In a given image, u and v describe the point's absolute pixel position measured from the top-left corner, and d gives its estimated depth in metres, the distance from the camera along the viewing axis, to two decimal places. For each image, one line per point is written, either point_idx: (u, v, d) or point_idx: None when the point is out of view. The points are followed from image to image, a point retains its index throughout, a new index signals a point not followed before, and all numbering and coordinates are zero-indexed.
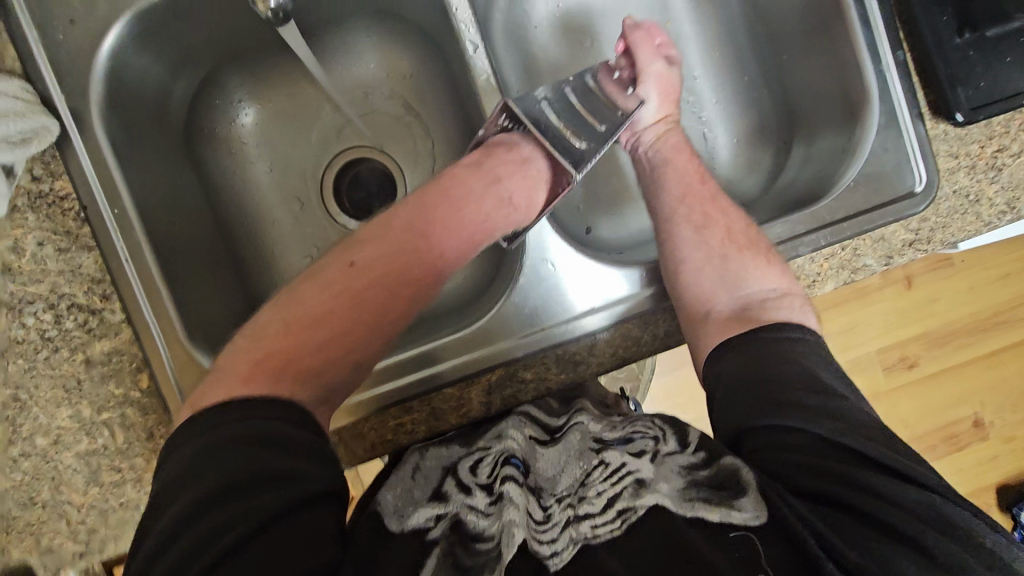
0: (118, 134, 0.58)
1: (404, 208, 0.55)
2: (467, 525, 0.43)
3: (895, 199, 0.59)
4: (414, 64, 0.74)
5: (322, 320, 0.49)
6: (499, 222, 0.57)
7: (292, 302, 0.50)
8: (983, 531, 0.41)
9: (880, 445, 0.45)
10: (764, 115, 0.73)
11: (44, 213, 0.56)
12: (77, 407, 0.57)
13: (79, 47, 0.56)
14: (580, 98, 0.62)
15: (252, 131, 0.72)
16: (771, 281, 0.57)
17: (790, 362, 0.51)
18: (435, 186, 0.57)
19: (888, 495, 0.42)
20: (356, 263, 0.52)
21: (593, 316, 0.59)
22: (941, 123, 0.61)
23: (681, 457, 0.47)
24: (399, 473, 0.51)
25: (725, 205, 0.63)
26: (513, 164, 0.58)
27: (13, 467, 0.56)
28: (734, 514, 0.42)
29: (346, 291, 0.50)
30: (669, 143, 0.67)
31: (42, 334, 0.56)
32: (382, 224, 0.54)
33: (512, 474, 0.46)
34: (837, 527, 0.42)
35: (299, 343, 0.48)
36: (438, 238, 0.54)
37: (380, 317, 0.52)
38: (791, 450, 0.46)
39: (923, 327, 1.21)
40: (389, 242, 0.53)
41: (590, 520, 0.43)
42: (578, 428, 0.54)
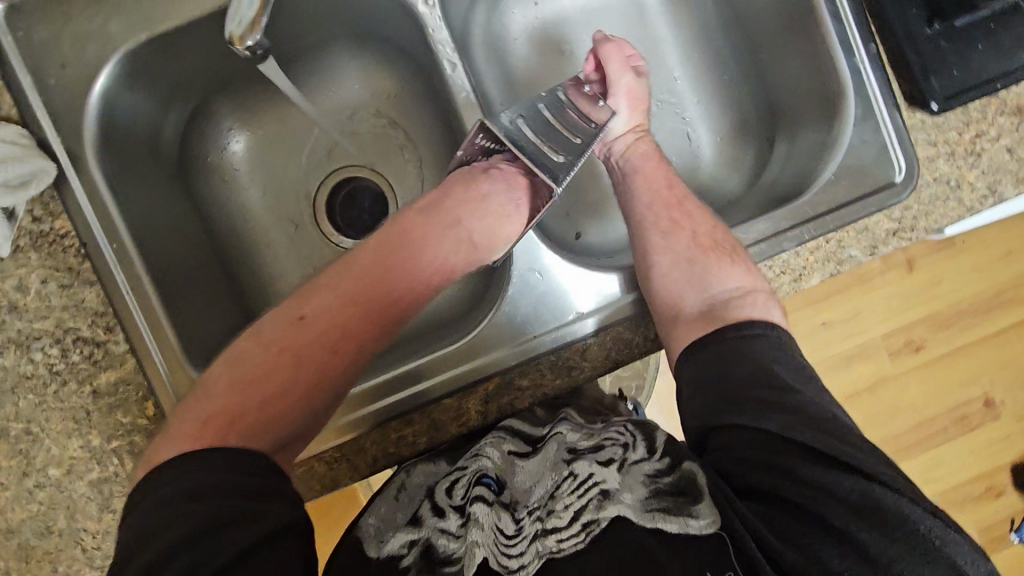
0: (113, 170, 0.60)
1: (359, 256, 0.56)
2: (438, 548, 0.49)
3: (875, 189, 0.60)
4: (398, 84, 0.75)
5: (268, 376, 0.50)
6: (458, 262, 0.59)
7: (236, 358, 0.51)
8: (924, 519, 0.44)
9: (827, 437, 0.48)
10: (744, 112, 0.74)
11: (46, 251, 0.58)
12: (87, 437, 0.58)
13: (72, 89, 0.58)
14: (553, 112, 0.63)
15: (243, 157, 0.74)
16: (734, 279, 0.58)
17: (743, 360, 0.53)
18: (392, 230, 0.58)
19: (826, 489, 0.45)
20: (304, 317, 0.52)
21: (583, 321, 0.60)
22: (918, 112, 0.61)
23: (648, 464, 0.50)
24: (386, 492, 0.58)
25: (692, 209, 0.64)
26: (473, 202, 0.60)
27: (29, 498, 0.58)
28: (690, 523, 0.45)
29: (291, 347, 0.51)
30: (638, 152, 0.68)
31: (50, 368, 0.58)
32: (337, 274, 0.54)
33: (481, 495, 0.52)
34: (774, 525, 0.46)
35: (243, 401, 0.49)
36: (388, 290, 0.55)
37: (326, 373, 0.52)
38: (743, 446, 0.49)
39: (926, 310, 1.20)
40: (336, 295, 0.53)
41: (556, 535, 0.47)
42: (558, 436, 0.57)
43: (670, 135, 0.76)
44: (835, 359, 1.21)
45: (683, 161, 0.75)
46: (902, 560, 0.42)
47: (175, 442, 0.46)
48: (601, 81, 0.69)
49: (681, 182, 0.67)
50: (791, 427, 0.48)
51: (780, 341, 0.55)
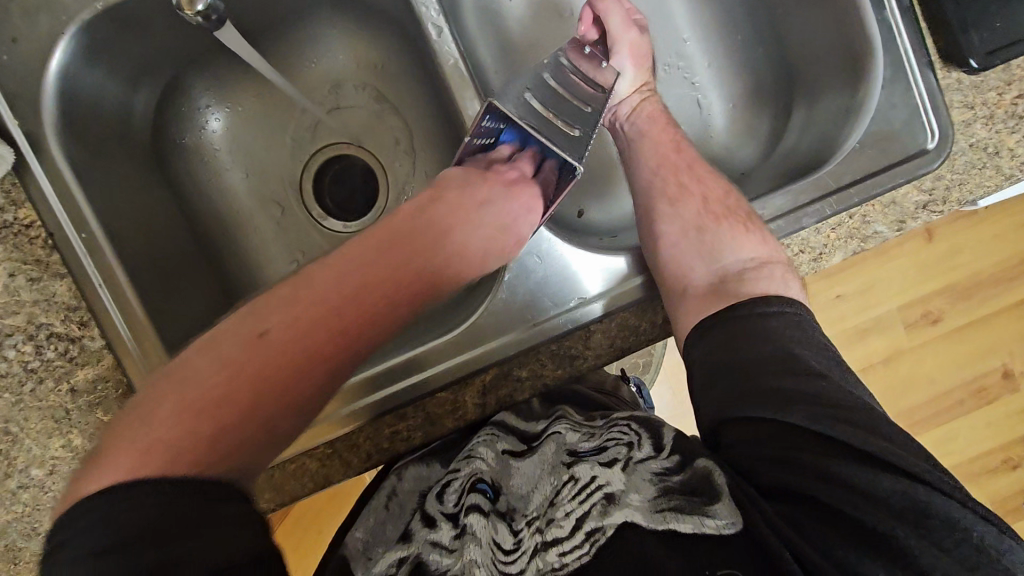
0: (77, 153, 0.56)
1: (333, 264, 0.46)
2: (430, 565, 0.46)
3: (905, 158, 0.55)
4: (384, 53, 0.70)
5: (224, 402, 0.39)
6: (452, 269, 0.50)
7: (180, 378, 0.40)
8: (975, 524, 0.39)
9: (860, 431, 0.43)
10: (759, 75, 0.68)
11: (11, 243, 0.54)
12: (68, 436, 0.55)
13: (28, 68, 0.54)
14: (559, 82, 0.57)
15: (222, 137, 0.69)
16: (748, 250, 0.54)
17: (766, 339, 0.49)
18: (379, 230, 0.48)
19: (863, 490, 0.41)
20: (265, 334, 0.41)
21: (588, 306, 0.56)
22: (953, 71, 0.56)
23: (655, 462, 0.48)
24: (376, 498, 0.57)
25: (703, 173, 0.60)
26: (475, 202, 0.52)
27: (12, 500, 0.55)
28: (706, 522, 0.42)
29: (247, 369, 0.40)
30: (645, 113, 0.64)
31: (25, 366, 0.55)
32: (307, 281, 0.44)
33: (475, 505, 0.50)
34: (801, 528, 0.41)
35: (193, 432, 0.38)
36: (374, 296, 0.45)
37: (292, 400, 0.41)
38: (758, 443, 0.45)
39: (946, 280, 1.15)
40: (307, 305, 0.43)
41: (558, 547, 0.44)
42: (556, 437, 0.56)
43: (680, 102, 0.70)
44: (850, 332, 1.16)
45: (693, 130, 0.70)
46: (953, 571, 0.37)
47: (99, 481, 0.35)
48: (599, 40, 0.64)
49: (690, 145, 0.62)
50: (815, 420, 0.44)
51: (799, 320, 0.51)
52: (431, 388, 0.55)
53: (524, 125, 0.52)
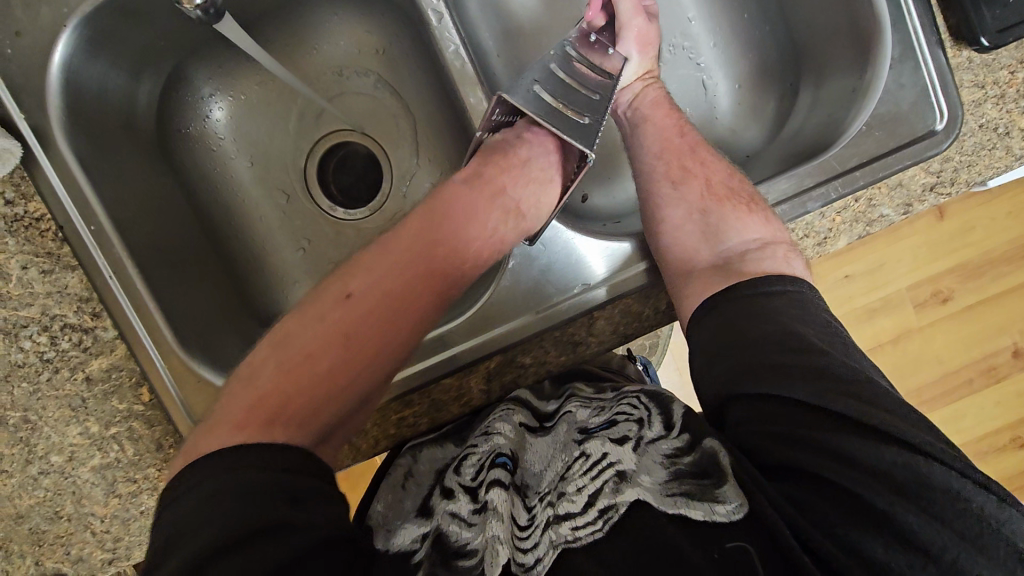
0: (84, 145, 0.56)
1: (401, 231, 0.51)
2: (450, 537, 0.44)
3: (914, 139, 0.54)
4: (386, 38, 0.70)
5: (318, 356, 0.45)
6: (504, 233, 0.54)
7: (286, 336, 0.47)
8: (974, 495, 0.38)
9: (861, 404, 0.42)
10: (766, 54, 0.67)
11: (23, 236, 0.55)
12: (85, 423, 0.57)
13: (31, 60, 0.54)
14: (568, 72, 0.58)
15: (225, 125, 0.69)
16: (753, 232, 0.53)
17: (769, 321, 0.48)
18: (433, 201, 0.54)
19: (868, 468, 0.40)
20: (350, 295, 0.48)
21: (590, 291, 0.56)
22: (964, 49, 0.55)
23: (665, 443, 0.47)
24: (392, 478, 0.56)
25: (706, 156, 0.59)
26: (516, 169, 0.57)
27: (34, 486, 0.57)
28: (717, 509, 0.41)
29: (337, 328, 0.46)
30: (648, 100, 0.63)
31: (41, 356, 0.56)
32: (384, 246, 0.50)
33: (496, 479, 0.48)
34: (807, 509, 0.40)
35: (303, 375, 0.45)
36: (445, 256, 0.51)
37: (380, 347, 0.47)
38: (765, 420, 0.44)
39: (957, 259, 1.14)
40: (382, 269, 0.49)
41: (570, 522, 0.43)
42: (567, 418, 0.56)
43: (684, 85, 0.70)
44: (857, 312, 1.16)
45: (698, 113, 0.69)
46: (951, 546, 0.37)
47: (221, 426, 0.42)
48: (608, 25, 0.63)
49: (695, 130, 0.62)
50: (819, 395, 0.43)
51: (801, 298, 0.50)
52: (436, 376, 0.55)
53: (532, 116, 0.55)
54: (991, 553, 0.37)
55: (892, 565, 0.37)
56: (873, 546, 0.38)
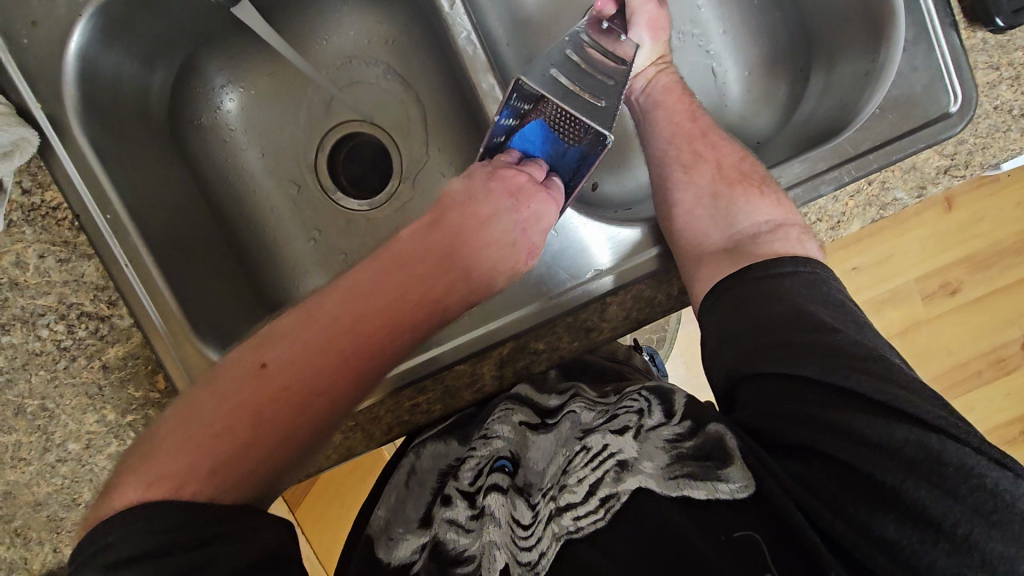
0: (98, 134, 0.56)
1: (336, 291, 0.44)
2: (448, 545, 0.47)
3: (928, 122, 0.54)
4: (397, 29, 0.70)
5: (225, 433, 0.39)
6: (455, 296, 0.46)
7: (190, 411, 0.40)
8: (990, 471, 0.37)
9: (873, 379, 0.41)
10: (778, 40, 0.67)
11: (39, 225, 0.56)
12: (102, 411, 0.57)
13: (47, 49, 0.55)
14: (581, 58, 0.56)
15: (237, 117, 0.70)
16: (763, 213, 0.53)
17: (777, 300, 0.47)
18: (381, 252, 0.46)
19: (874, 442, 0.39)
20: (266, 367, 0.41)
21: (602, 278, 0.56)
22: (978, 31, 0.55)
23: (665, 429, 0.45)
24: (397, 478, 0.58)
25: (717, 140, 0.59)
26: (483, 215, 0.47)
27: (52, 473, 0.57)
28: (721, 487, 0.41)
29: (248, 404, 0.40)
30: (660, 86, 0.63)
31: (58, 345, 0.56)
32: (307, 314, 0.42)
33: (495, 484, 0.48)
34: (815, 488, 0.40)
35: (198, 463, 0.38)
36: (374, 327, 0.43)
37: (289, 434, 0.41)
38: (773, 400, 0.44)
39: (967, 250, 1.13)
40: (304, 337, 0.42)
41: (573, 512, 0.42)
42: (571, 416, 0.54)
43: (694, 71, 0.70)
44: (867, 304, 1.15)
45: (710, 99, 0.69)
46: (965, 521, 0.36)
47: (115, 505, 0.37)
48: (617, 14, 0.63)
49: (706, 114, 0.62)
50: (832, 371, 0.42)
51: (813, 279, 0.49)
52: (447, 363, 0.55)
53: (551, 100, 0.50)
54: (1007, 528, 0.35)
55: (904, 542, 0.36)
56: (883, 525, 0.37)
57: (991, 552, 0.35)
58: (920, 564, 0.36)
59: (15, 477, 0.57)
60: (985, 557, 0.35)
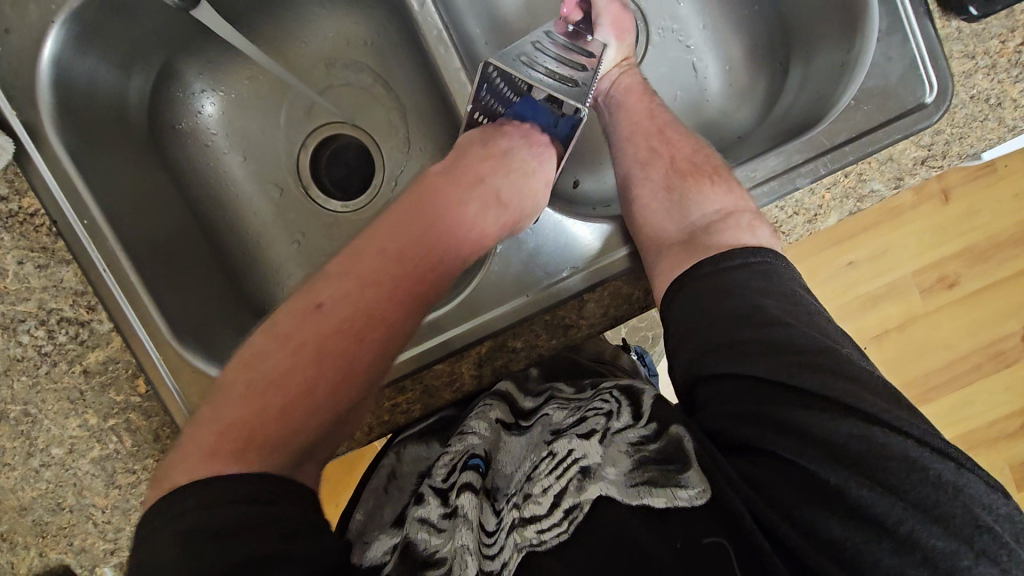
0: (75, 139, 0.57)
1: (374, 234, 0.48)
2: (417, 546, 0.44)
3: (902, 114, 0.53)
4: (374, 29, 0.70)
5: (289, 376, 0.43)
6: (490, 226, 0.52)
7: (251, 360, 0.44)
8: (934, 462, 0.37)
9: (827, 377, 0.41)
10: (755, 35, 0.67)
11: (17, 231, 0.56)
12: (84, 416, 0.57)
13: (21, 57, 0.55)
14: (556, 40, 0.59)
15: (217, 120, 0.70)
16: (714, 202, 0.53)
17: (733, 295, 0.47)
18: (408, 198, 0.51)
19: (821, 441, 0.39)
20: (320, 305, 0.45)
21: (576, 276, 0.56)
22: (953, 20, 0.54)
23: (632, 431, 0.46)
24: (375, 481, 0.58)
25: (673, 136, 0.59)
26: (496, 159, 0.54)
27: (36, 478, 0.57)
28: (679, 494, 0.40)
29: (306, 344, 0.43)
30: (623, 85, 0.63)
31: (38, 350, 0.57)
32: (350, 256, 0.47)
33: (468, 484, 0.48)
34: (768, 494, 0.39)
35: (262, 407, 0.42)
36: (411, 260, 0.47)
37: (344, 375, 0.44)
38: (727, 400, 0.44)
39: (961, 243, 1.12)
40: (354, 278, 0.46)
41: (536, 524, 0.42)
42: (543, 419, 0.54)
43: (674, 67, 0.70)
44: (862, 298, 1.14)
45: (689, 96, 0.69)
46: (907, 518, 0.35)
47: (189, 458, 0.40)
48: (584, 19, 0.63)
49: (665, 110, 0.61)
50: (777, 371, 0.42)
51: (765, 268, 0.48)
52: (423, 364, 0.55)
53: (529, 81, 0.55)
54: (948, 522, 0.35)
55: (848, 543, 0.36)
56: (829, 524, 0.37)
57: (934, 548, 0.34)
58: (864, 562, 0.35)
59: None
60: (926, 553, 0.34)
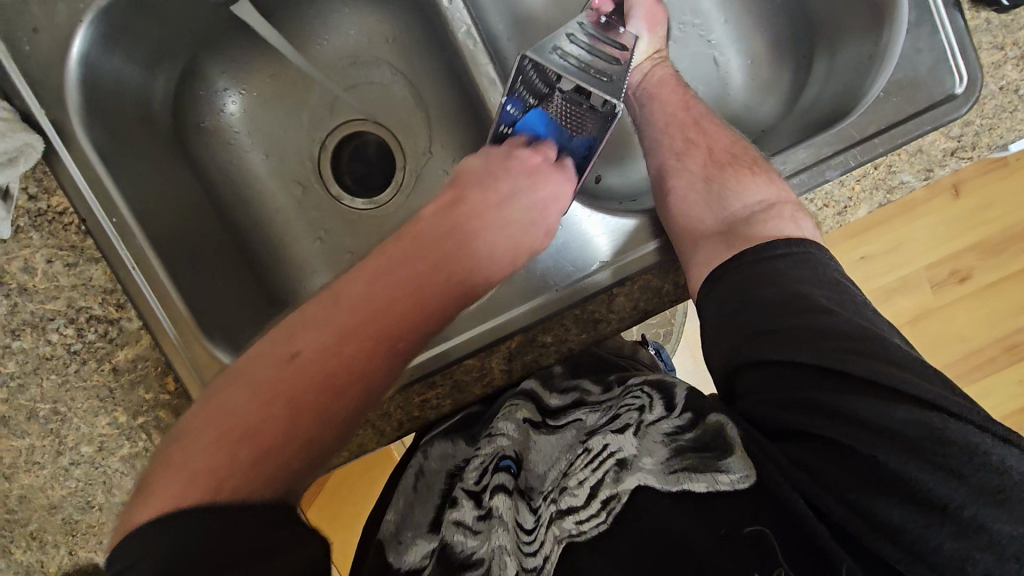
0: (103, 139, 0.57)
1: (359, 278, 0.44)
2: (455, 548, 0.45)
3: (933, 104, 0.53)
4: (396, 26, 0.70)
5: (259, 431, 0.37)
6: (485, 272, 0.48)
7: (213, 413, 0.38)
8: (994, 448, 0.37)
9: (875, 365, 0.41)
10: (779, 28, 0.67)
11: (46, 230, 0.56)
12: (113, 414, 0.57)
13: (49, 55, 0.55)
14: (589, 35, 0.58)
15: (239, 118, 0.70)
16: (754, 194, 0.53)
17: (777, 284, 0.47)
18: (401, 237, 0.46)
19: (870, 426, 0.39)
20: (296, 355, 0.39)
21: (604, 269, 0.56)
22: (982, 11, 0.54)
23: (667, 422, 0.45)
24: (405, 480, 0.57)
25: (709, 127, 0.59)
26: (497, 200, 0.51)
27: (66, 476, 0.57)
28: (721, 478, 0.40)
29: (279, 396, 0.38)
30: (656, 78, 0.63)
31: (68, 349, 0.57)
32: (333, 298, 0.42)
33: (500, 485, 0.48)
34: (821, 477, 0.39)
35: (230, 461, 0.36)
36: (396, 311, 0.42)
37: (321, 430, 0.39)
38: (772, 387, 0.44)
39: (975, 237, 1.12)
40: (335, 325, 0.41)
41: (574, 516, 0.42)
42: (578, 423, 0.54)
43: (696, 61, 0.70)
44: (875, 293, 1.14)
45: (712, 89, 0.69)
46: (969, 502, 0.35)
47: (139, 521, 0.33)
48: (615, 12, 0.63)
49: (700, 102, 0.62)
50: (822, 358, 0.42)
51: (807, 258, 0.48)
52: (456, 357, 0.55)
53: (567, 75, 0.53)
54: (1012, 507, 0.35)
55: (908, 528, 0.36)
56: (887, 508, 0.37)
57: (1000, 533, 0.35)
58: (927, 548, 0.36)
59: (29, 481, 0.57)
60: (991, 539, 0.35)
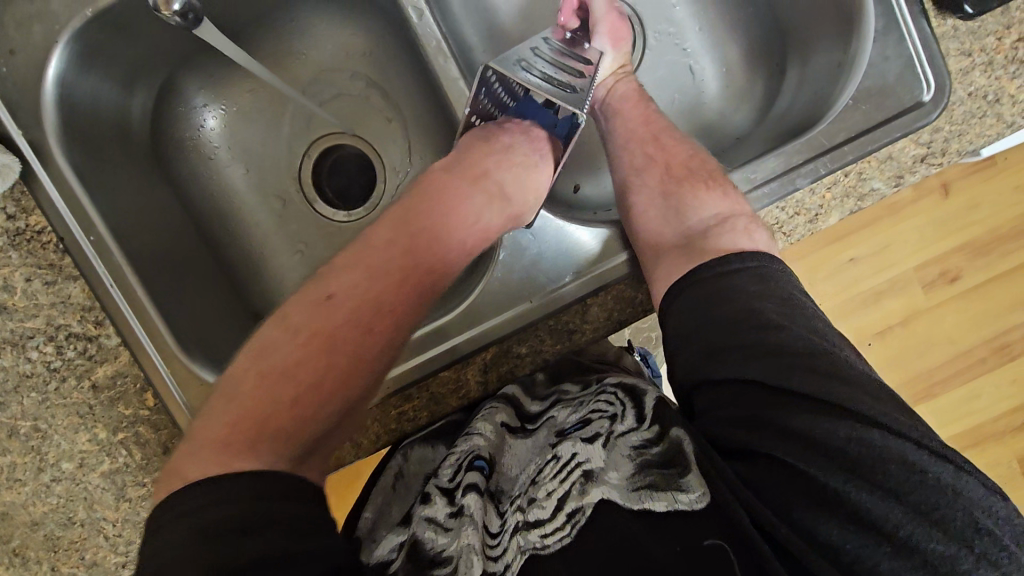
0: (80, 159, 0.57)
1: (384, 227, 0.51)
2: (425, 544, 0.44)
3: (901, 112, 0.53)
4: (371, 42, 0.71)
5: (299, 368, 0.44)
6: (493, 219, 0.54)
7: (260, 352, 0.45)
8: (931, 466, 0.38)
9: (824, 379, 0.41)
10: (753, 37, 0.67)
11: (25, 249, 0.57)
12: (93, 430, 0.58)
13: (26, 77, 0.56)
14: (555, 46, 0.59)
15: (218, 133, 0.71)
16: (710, 207, 0.54)
17: (729, 298, 0.47)
18: (418, 190, 0.54)
19: (817, 442, 0.40)
20: (330, 298, 0.47)
21: (578, 278, 0.56)
22: (949, 19, 0.54)
23: (634, 435, 0.46)
24: (384, 477, 0.59)
25: (667, 142, 0.59)
26: (498, 154, 0.57)
27: (47, 493, 0.58)
28: (679, 498, 0.40)
29: (316, 337, 0.45)
30: (618, 94, 0.63)
31: (48, 366, 0.57)
32: (363, 248, 0.50)
33: (472, 484, 0.49)
34: (765, 496, 0.40)
35: (276, 396, 0.43)
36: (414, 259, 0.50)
37: (354, 365, 0.46)
38: (726, 405, 0.44)
39: (964, 237, 1.12)
40: (363, 270, 0.48)
41: (540, 528, 0.42)
42: (549, 422, 0.55)
43: (671, 71, 0.70)
44: (865, 295, 1.14)
45: (686, 100, 0.70)
46: (905, 522, 0.36)
47: (200, 453, 0.40)
48: (582, 27, 0.63)
49: (661, 116, 0.62)
50: (779, 373, 0.42)
51: (761, 271, 0.49)
52: (431, 370, 0.55)
53: (531, 85, 0.55)
54: (948, 526, 0.36)
55: (849, 548, 0.37)
56: (827, 528, 0.38)
57: (933, 553, 0.36)
58: (863, 567, 0.36)
59: (11, 498, 0.58)
60: (925, 558, 0.36)
